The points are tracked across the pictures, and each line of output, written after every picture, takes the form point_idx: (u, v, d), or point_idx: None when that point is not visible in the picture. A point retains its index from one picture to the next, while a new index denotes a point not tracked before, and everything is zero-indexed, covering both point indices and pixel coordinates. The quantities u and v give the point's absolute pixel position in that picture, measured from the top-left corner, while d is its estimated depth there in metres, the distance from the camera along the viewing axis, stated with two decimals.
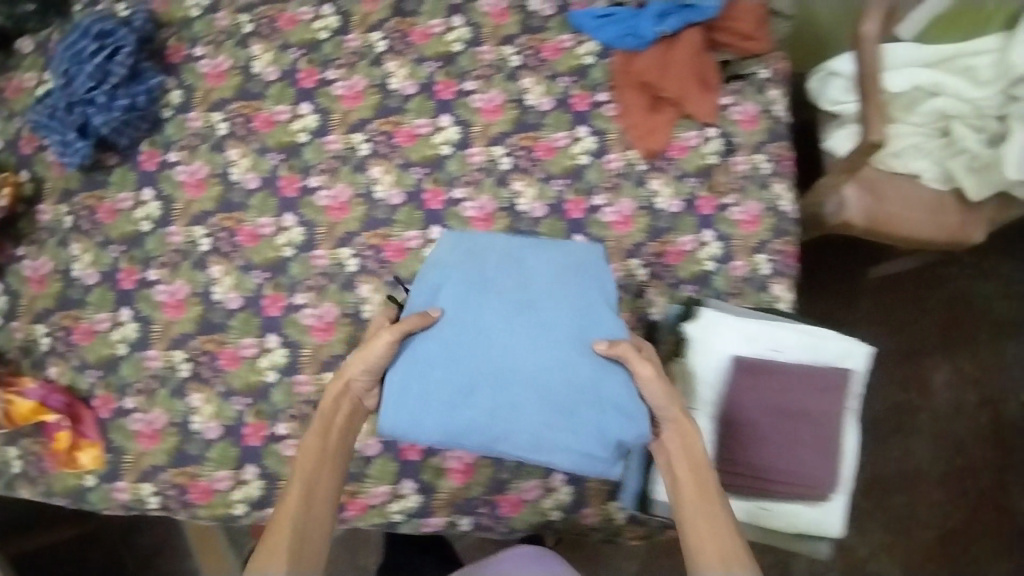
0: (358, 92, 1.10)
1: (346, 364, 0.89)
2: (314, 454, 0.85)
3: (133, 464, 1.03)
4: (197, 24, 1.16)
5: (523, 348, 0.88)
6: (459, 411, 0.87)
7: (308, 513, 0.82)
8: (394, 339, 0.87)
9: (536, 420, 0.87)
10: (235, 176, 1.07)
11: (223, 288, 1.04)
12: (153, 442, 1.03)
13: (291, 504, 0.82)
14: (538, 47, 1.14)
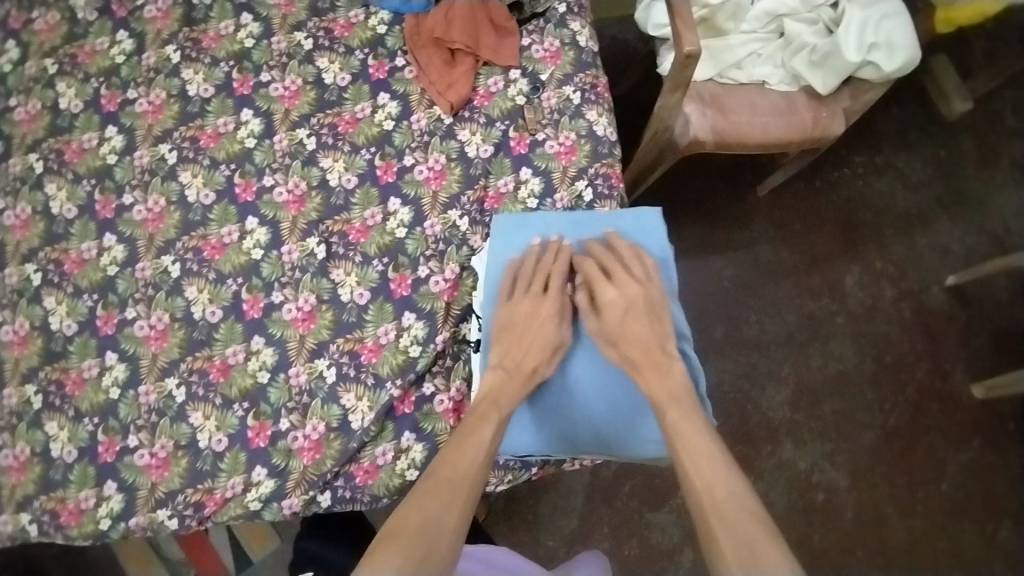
0: (159, 105, 1.13)
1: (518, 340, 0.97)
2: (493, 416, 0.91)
3: (8, 498, 1.00)
4: (10, 77, 1.13)
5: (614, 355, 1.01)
6: (563, 422, 1.01)
7: (478, 469, 0.86)
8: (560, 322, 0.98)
9: (629, 416, 1.00)
10: (56, 209, 1.09)
11: (58, 317, 1.05)
12: (22, 473, 1.00)
13: (469, 459, 0.86)
14: (329, 27, 1.17)
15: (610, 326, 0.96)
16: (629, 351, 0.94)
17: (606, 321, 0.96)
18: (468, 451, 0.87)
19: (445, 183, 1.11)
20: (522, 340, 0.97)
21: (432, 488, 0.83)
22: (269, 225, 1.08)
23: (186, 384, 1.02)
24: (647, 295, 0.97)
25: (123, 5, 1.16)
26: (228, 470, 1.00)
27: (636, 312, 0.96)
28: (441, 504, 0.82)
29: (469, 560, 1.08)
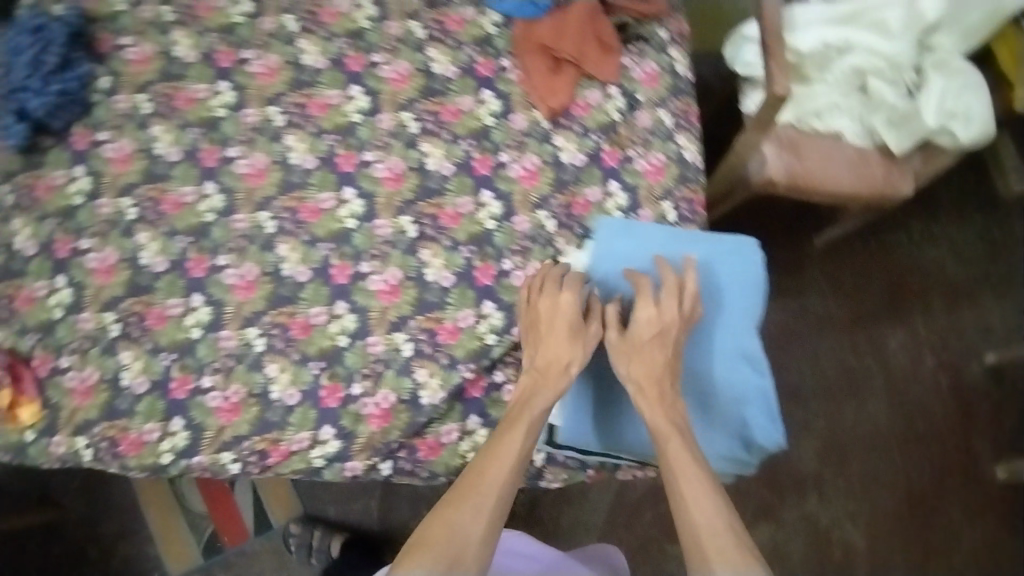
0: (273, 69, 1.17)
1: (544, 340, 0.99)
2: (528, 417, 0.95)
3: (68, 420, 1.05)
4: (124, 18, 1.19)
5: (689, 366, 1.04)
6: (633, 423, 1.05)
7: (504, 477, 0.91)
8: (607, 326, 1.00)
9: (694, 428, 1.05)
10: (160, 150, 1.13)
11: (150, 254, 1.09)
12: (86, 398, 1.05)
13: (495, 468, 0.92)
14: (442, 20, 1.21)
15: (632, 343, 0.98)
16: (639, 374, 0.97)
17: (625, 336, 0.99)
18: (495, 461, 0.92)
19: (537, 184, 1.13)
20: (541, 338, 0.99)
21: (456, 503, 0.89)
22: (365, 199, 1.11)
23: (267, 337, 1.05)
24: (677, 320, 0.99)
25: None
26: (297, 424, 1.02)
27: (663, 333, 0.98)
28: (468, 513, 0.88)
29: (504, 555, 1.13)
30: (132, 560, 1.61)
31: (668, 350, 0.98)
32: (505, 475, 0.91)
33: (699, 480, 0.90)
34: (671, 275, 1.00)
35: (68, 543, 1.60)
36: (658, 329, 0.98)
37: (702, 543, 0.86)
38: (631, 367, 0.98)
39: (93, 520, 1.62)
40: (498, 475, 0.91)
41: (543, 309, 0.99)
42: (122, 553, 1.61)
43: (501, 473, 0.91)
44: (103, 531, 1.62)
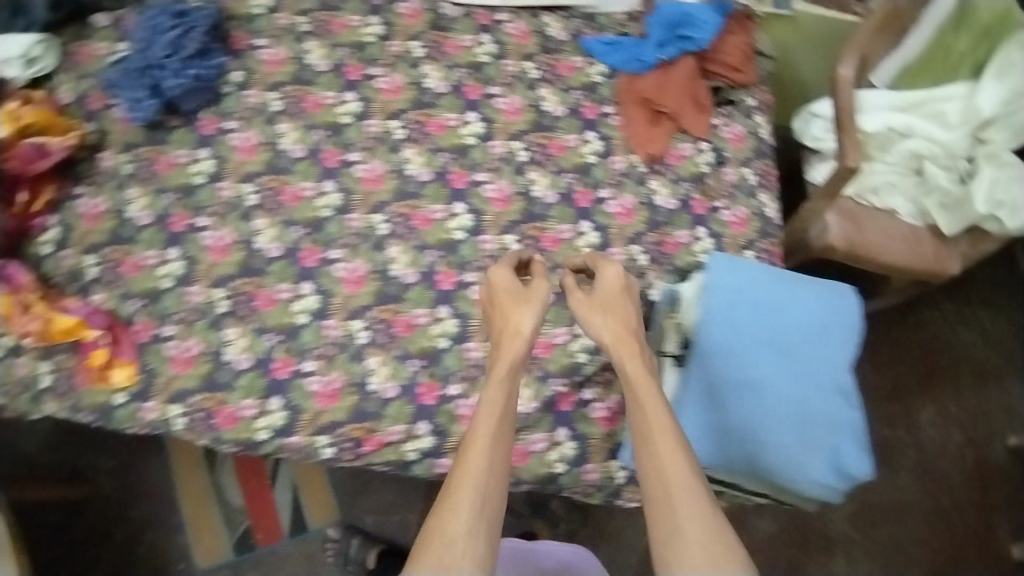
0: (397, 87, 1.26)
1: (510, 316, 1.01)
2: (504, 385, 0.95)
3: (164, 386, 1.07)
4: (260, 20, 1.28)
5: (783, 388, 0.94)
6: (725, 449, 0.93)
7: (488, 471, 0.86)
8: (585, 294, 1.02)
9: (789, 455, 0.94)
10: (284, 146, 1.20)
11: (266, 239, 1.14)
12: (186, 367, 1.07)
13: (474, 460, 0.87)
14: (554, 65, 1.31)
15: (594, 301, 1.01)
16: (613, 329, 0.97)
17: (591, 296, 1.02)
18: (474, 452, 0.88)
19: (632, 222, 1.21)
20: (504, 311, 1.02)
21: (455, 491, 0.85)
22: (474, 214, 1.18)
23: (371, 331, 1.10)
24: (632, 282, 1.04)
25: None
26: (393, 417, 1.06)
27: (626, 291, 1.03)
28: (454, 515, 0.83)
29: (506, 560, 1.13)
30: (159, 549, 1.59)
31: (634, 300, 1.03)
32: (487, 447, 0.88)
33: (664, 432, 0.89)
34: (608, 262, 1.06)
35: (96, 522, 1.60)
36: (604, 297, 1.02)
37: (672, 497, 0.83)
38: (604, 318, 0.99)
39: (124, 501, 1.61)
40: (483, 449, 0.88)
41: (500, 286, 1.04)
42: (150, 541, 1.59)
43: (485, 445, 0.89)
44: (133, 515, 1.61)
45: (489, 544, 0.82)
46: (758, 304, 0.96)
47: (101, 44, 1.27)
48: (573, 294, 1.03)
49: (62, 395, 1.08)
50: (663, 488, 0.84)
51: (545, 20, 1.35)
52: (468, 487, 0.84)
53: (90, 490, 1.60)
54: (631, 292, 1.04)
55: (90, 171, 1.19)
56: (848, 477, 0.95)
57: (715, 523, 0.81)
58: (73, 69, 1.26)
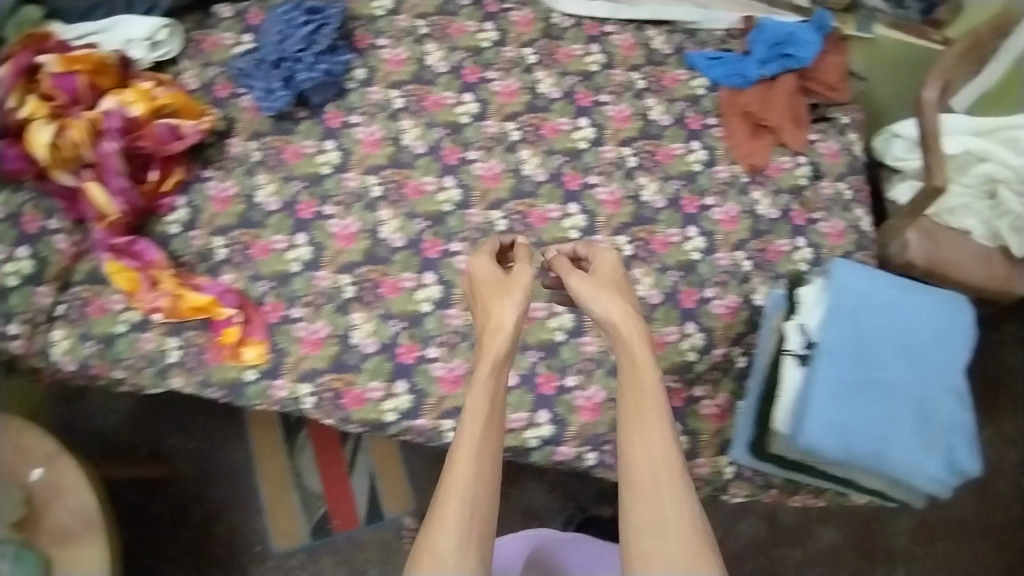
0: (512, 91, 1.31)
1: (494, 305, 0.94)
2: (490, 383, 0.87)
3: (293, 366, 1.10)
4: (382, 21, 1.33)
5: (904, 385, 1.02)
6: (856, 437, 0.99)
7: (482, 474, 0.81)
8: (576, 278, 0.94)
9: (909, 446, 1.00)
10: (406, 142, 1.25)
11: (390, 229, 1.19)
12: (315, 348, 1.11)
13: (464, 465, 0.81)
14: (660, 76, 1.37)
15: (587, 283, 0.92)
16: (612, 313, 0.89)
17: (582, 280, 0.93)
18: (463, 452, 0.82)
19: (736, 229, 1.26)
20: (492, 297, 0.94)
21: (447, 496, 0.79)
22: (587, 215, 1.23)
23: None
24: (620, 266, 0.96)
25: (494, 4, 1.39)
26: (513, 405, 1.10)
27: (616, 277, 0.95)
28: (453, 524, 0.77)
29: (570, 554, 1.08)
30: (235, 530, 1.61)
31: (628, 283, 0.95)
32: (473, 455, 0.82)
33: (648, 418, 0.82)
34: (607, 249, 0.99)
35: (171, 503, 1.62)
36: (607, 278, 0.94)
37: (653, 493, 0.77)
38: (597, 298, 0.91)
39: (201, 483, 1.63)
40: (470, 459, 0.81)
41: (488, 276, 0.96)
42: (226, 523, 1.61)
43: (472, 452, 0.82)
44: (211, 496, 1.63)
45: (479, 558, 0.77)
46: (880, 307, 1.06)
47: (225, 34, 1.31)
48: (571, 275, 0.94)
49: (189, 370, 1.10)
50: (649, 476, 0.78)
51: (650, 33, 1.42)
52: (456, 500, 0.78)
53: (169, 470, 1.63)
54: (627, 277, 0.96)
55: (217, 155, 1.22)
56: (957, 473, 1.02)
57: (699, 519, 0.76)
58: (198, 57, 1.29)
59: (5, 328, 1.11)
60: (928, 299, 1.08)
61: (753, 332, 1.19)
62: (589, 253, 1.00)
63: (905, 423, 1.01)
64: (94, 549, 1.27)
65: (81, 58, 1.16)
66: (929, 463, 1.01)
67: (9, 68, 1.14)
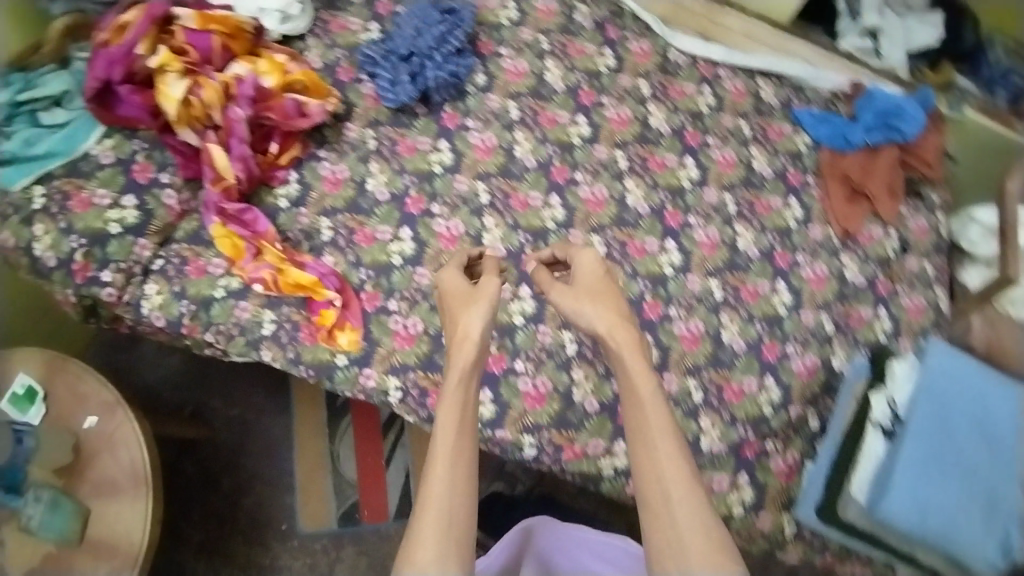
0: (624, 119, 1.33)
1: (463, 313, 0.99)
2: (459, 391, 0.92)
3: (384, 357, 1.11)
4: (506, 31, 1.35)
5: (976, 473, 1.06)
6: (920, 511, 1.04)
7: (459, 479, 0.85)
8: (556, 289, 1.02)
9: (972, 532, 1.04)
10: (518, 153, 1.27)
11: (492, 237, 1.21)
12: (408, 343, 1.13)
13: (440, 474, 0.84)
14: (766, 127, 1.39)
15: (568, 297, 1.00)
16: (606, 331, 0.96)
17: (563, 294, 1.00)
18: (440, 457, 0.86)
19: (824, 289, 1.28)
20: (461, 303, 1.00)
21: (426, 505, 0.82)
22: (684, 254, 1.25)
23: (578, 342, 1.15)
24: (603, 274, 1.03)
25: (616, 31, 1.40)
26: (592, 430, 1.12)
27: (597, 288, 1.01)
28: (436, 528, 0.81)
29: (559, 556, 1.14)
30: (263, 502, 1.58)
31: (615, 292, 1.01)
32: (449, 462, 0.86)
33: (654, 434, 0.86)
34: (587, 253, 1.05)
35: (206, 467, 1.60)
36: (591, 284, 1.01)
37: (665, 505, 0.81)
38: (584, 308, 0.98)
39: (238, 452, 1.61)
40: (446, 466, 0.85)
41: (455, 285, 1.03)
42: (253, 495, 1.59)
43: (447, 456, 0.86)
44: (245, 465, 1.61)
45: (460, 557, 0.80)
46: (968, 395, 1.11)
47: (352, 19, 1.30)
48: (553, 286, 1.02)
49: (282, 346, 1.11)
50: (661, 491, 0.82)
51: (759, 83, 1.43)
52: (434, 503, 0.82)
53: (210, 434, 1.61)
54: (608, 280, 1.03)
55: (332, 137, 1.23)
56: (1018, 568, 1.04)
57: (714, 526, 0.79)
58: (325, 37, 1.28)
59: (101, 274, 1.11)
60: (1015, 398, 1.11)
61: (827, 395, 1.22)
62: (567, 254, 1.07)
63: (972, 508, 1.05)
64: (136, 504, 1.26)
65: (219, 18, 1.15)
66: (989, 552, 1.04)
67: (145, 15, 1.12)
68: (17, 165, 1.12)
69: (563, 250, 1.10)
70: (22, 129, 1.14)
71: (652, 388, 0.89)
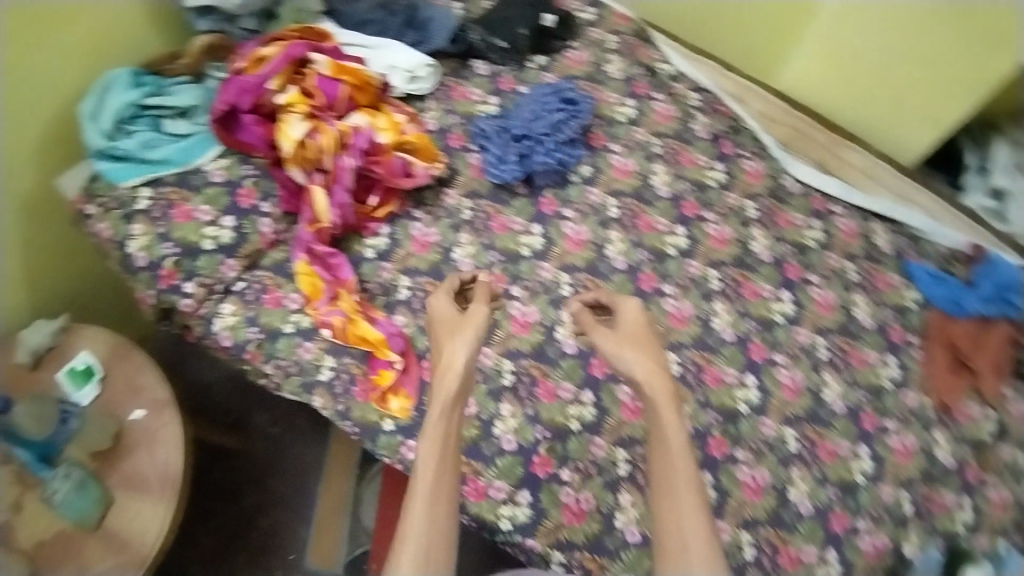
0: (725, 239, 1.28)
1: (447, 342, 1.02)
2: (442, 422, 0.96)
3: None
4: (621, 127, 1.35)
5: None
6: None
7: (438, 514, 0.89)
8: (600, 333, 1.05)
9: None
10: (609, 252, 1.24)
11: (566, 332, 1.17)
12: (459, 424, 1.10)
13: (418, 510, 0.89)
14: (874, 275, 1.32)
15: (610, 342, 1.04)
16: (643, 378, 0.99)
17: (605, 337, 1.04)
18: (420, 492, 0.91)
19: (908, 464, 1.17)
20: (450, 331, 1.03)
21: (402, 539, 0.88)
22: (763, 392, 1.18)
23: (631, 464, 1.09)
24: (641, 320, 1.07)
25: (732, 146, 1.37)
26: (628, 564, 1.03)
27: (636, 336, 1.04)
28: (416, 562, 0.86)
29: None
30: (278, 529, 1.54)
31: (654, 341, 1.05)
32: (427, 496, 0.90)
33: (672, 489, 0.91)
34: (626, 300, 1.11)
35: (232, 481, 1.58)
36: (633, 333, 1.05)
37: (674, 555, 0.86)
38: (624, 351, 1.02)
39: (266, 471, 1.58)
40: (425, 500, 0.90)
41: (447, 314, 1.06)
42: (271, 519, 1.55)
43: (427, 496, 0.90)
44: (270, 487, 1.57)
45: None
46: None
47: (474, 88, 1.34)
48: (597, 330, 1.06)
49: (334, 397, 1.09)
50: (677, 540, 0.87)
51: (873, 227, 1.36)
52: (413, 536, 0.87)
53: (246, 444, 1.59)
54: (651, 330, 1.06)
55: (431, 199, 1.25)
56: None
57: None
58: (445, 103, 1.32)
59: (184, 284, 1.13)
60: None
61: None
62: (613, 301, 1.11)
63: None
64: (159, 507, 1.18)
65: (351, 70, 1.20)
66: None
67: (284, 53, 1.17)
68: (130, 165, 1.17)
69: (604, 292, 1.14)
70: (142, 132, 1.18)
71: (676, 444, 0.94)
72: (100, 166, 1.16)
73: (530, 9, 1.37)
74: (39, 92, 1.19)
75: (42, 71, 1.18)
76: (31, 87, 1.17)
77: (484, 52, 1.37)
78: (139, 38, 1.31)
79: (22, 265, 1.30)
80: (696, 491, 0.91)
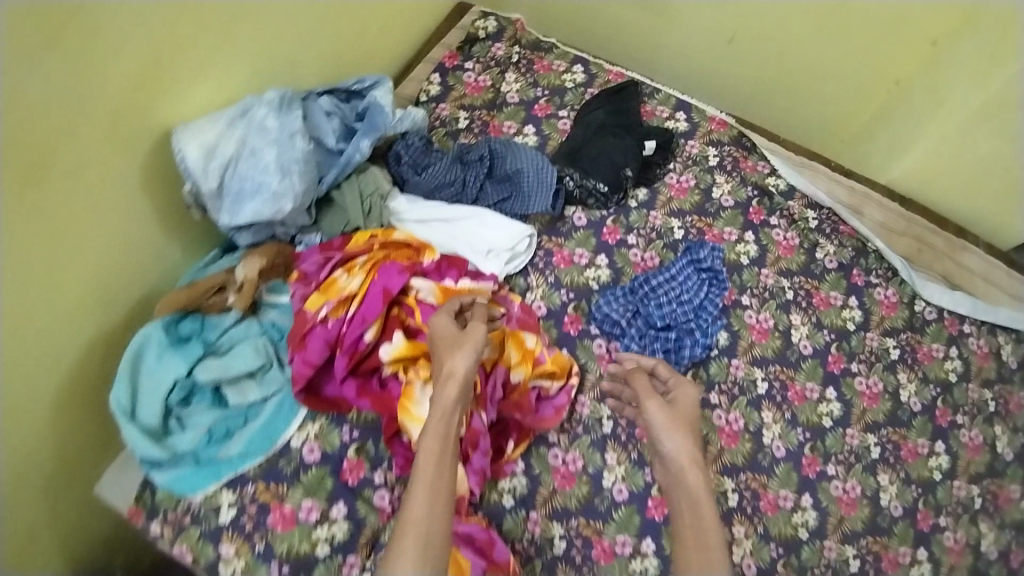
0: (875, 393, 1.17)
1: (441, 349, 0.85)
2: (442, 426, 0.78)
3: None
4: (747, 272, 1.19)
5: None
6: None
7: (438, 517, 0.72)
8: (647, 402, 0.93)
9: None
10: (766, 438, 1.10)
11: (743, 551, 1.03)
12: None
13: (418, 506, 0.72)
14: (1008, 398, 1.22)
15: (657, 416, 0.91)
16: (680, 445, 0.88)
17: (656, 414, 0.91)
18: (419, 493, 0.73)
19: None
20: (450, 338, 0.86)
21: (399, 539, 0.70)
22: (934, 564, 1.09)
23: None
24: (689, 405, 0.95)
25: (861, 274, 1.24)
26: None
27: (683, 421, 0.92)
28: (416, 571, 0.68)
29: None
30: None
31: (693, 419, 0.94)
32: (427, 495, 0.73)
33: (696, 542, 0.81)
34: (666, 377, 1.00)
35: None
36: (686, 416, 0.93)
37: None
38: (666, 422, 0.91)
39: None
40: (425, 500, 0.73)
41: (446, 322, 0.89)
42: None
43: (426, 489, 0.74)
44: None
45: None
46: None
47: (579, 249, 1.15)
48: (649, 402, 0.93)
49: None
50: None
51: (1001, 339, 1.26)
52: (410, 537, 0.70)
53: None
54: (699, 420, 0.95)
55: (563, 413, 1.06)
56: None
57: None
58: (547, 273, 1.12)
59: None
60: None
61: None
62: (669, 381, 0.99)
63: None
64: None
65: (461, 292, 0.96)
66: None
67: (382, 290, 0.91)
68: (200, 466, 0.89)
69: (663, 369, 1.01)
70: (200, 416, 0.90)
71: (698, 499, 0.84)
72: (159, 476, 0.88)
73: (628, 141, 1.20)
74: (46, 362, 0.86)
75: (51, 339, 0.86)
76: (35, 358, 0.85)
77: (579, 197, 1.17)
78: (159, 253, 0.97)
79: (47, 553, 0.98)
80: (713, 538, 0.81)
